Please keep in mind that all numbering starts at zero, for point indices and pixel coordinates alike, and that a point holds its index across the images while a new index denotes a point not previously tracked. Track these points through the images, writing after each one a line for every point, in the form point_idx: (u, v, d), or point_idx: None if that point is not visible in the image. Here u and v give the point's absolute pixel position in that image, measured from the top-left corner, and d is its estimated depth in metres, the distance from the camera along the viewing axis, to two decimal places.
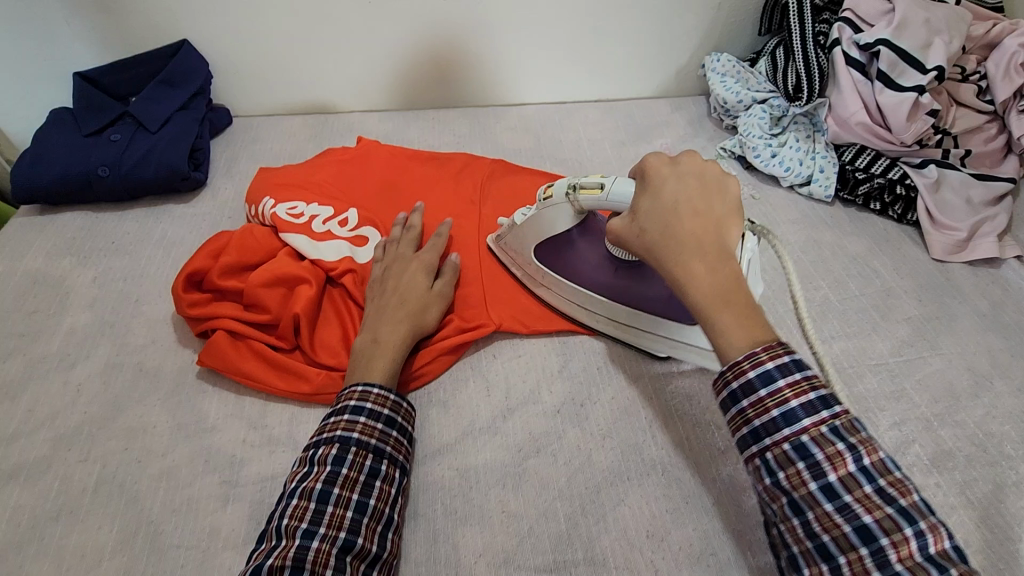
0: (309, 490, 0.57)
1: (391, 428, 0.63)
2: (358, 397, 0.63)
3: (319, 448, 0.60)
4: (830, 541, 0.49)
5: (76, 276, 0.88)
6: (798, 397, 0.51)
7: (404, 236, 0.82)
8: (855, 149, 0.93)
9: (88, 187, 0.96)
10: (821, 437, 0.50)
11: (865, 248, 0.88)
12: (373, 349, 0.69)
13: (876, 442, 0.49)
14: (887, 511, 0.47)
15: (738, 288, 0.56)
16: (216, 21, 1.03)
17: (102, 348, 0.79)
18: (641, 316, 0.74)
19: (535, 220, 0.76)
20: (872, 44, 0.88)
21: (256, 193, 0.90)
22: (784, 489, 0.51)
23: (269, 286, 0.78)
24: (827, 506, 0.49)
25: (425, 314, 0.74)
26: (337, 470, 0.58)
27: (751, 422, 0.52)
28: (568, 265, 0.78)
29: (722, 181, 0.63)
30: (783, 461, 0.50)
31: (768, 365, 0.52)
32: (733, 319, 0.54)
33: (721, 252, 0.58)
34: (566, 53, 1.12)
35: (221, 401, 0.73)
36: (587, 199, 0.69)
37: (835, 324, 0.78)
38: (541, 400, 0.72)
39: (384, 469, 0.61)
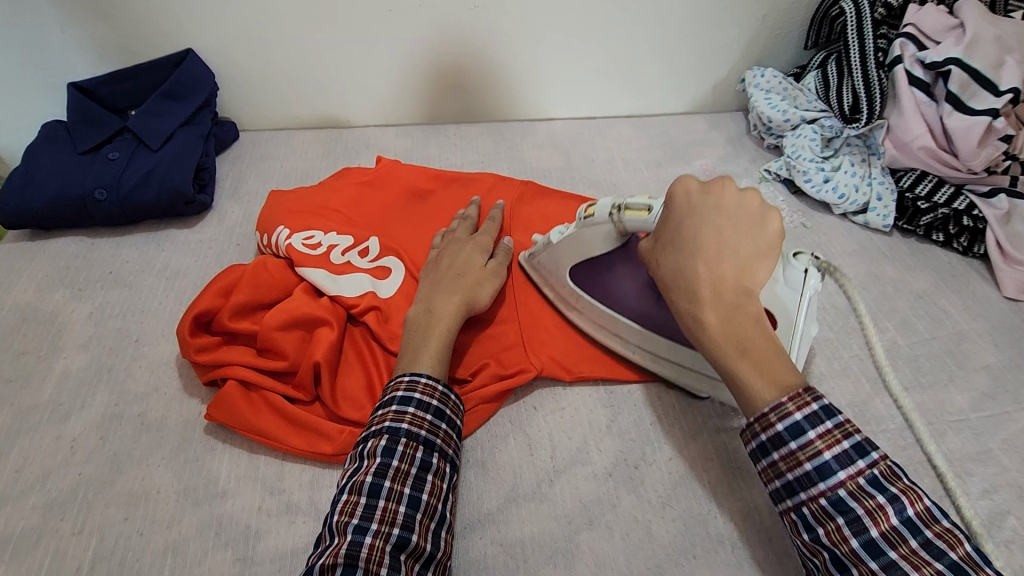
0: (360, 483, 0.54)
1: (441, 420, 0.60)
2: (405, 388, 0.60)
3: (368, 440, 0.57)
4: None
5: (71, 311, 0.80)
6: (831, 449, 0.50)
7: (461, 223, 0.81)
8: (915, 175, 0.87)
9: (83, 210, 0.88)
10: (858, 490, 0.48)
11: (931, 285, 0.81)
12: (427, 319, 0.66)
13: (919, 489, 0.48)
14: (936, 567, 0.45)
15: (760, 335, 0.55)
16: (224, 29, 0.95)
17: (99, 396, 0.71)
18: (680, 349, 0.68)
19: (574, 238, 0.70)
20: (941, 63, 0.82)
21: (268, 221, 0.83)
22: (826, 545, 0.49)
23: (285, 328, 0.70)
24: (871, 564, 0.47)
25: (480, 291, 0.72)
26: (388, 462, 0.55)
27: (784, 475, 0.52)
28: (605, 291, 0.72)
29: (757, 218, 0.60)
30: (822, 516, 0.49)
31: (796, 416, 0.51)
32: (753, 368, 0.53)
33: (740, 296, 0.56)
34: (597, 65, 1.05)
35: (233, 460, 0.65)
36: (633, 221, 0.64)
37: (908, 374, 0.72)
38: (591, 460, 0.65)
39: (435, 462, 0.57)
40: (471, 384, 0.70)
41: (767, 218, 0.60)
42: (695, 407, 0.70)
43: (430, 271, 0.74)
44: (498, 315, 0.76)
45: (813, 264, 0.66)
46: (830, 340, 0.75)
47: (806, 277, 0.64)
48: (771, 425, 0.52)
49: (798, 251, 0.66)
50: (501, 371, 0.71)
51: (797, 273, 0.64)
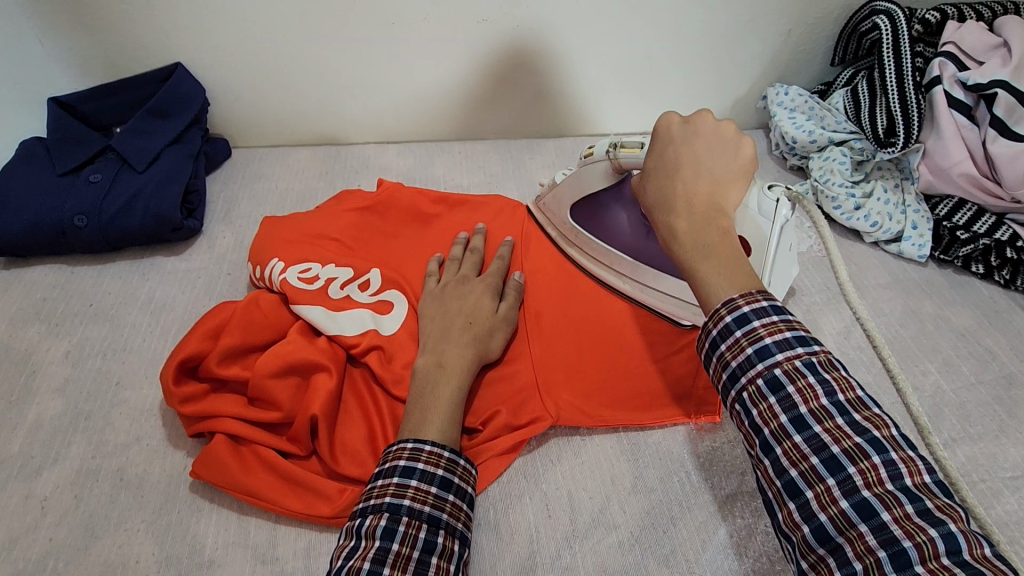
0: (355, 570, 0.48)
1: (447, 492, 0.54)
2: (408, 457, 0.54)
3: (365, 518, 0.51)
4: (798, 476, 0.41)
5: (46, 349, 0.73)
6: (773, 335, 0.44)
7: (467, 257, 0.76)
8: (952, 203, 0.82)
9: (62, 238, 0.82)
10: (794, 371, 0.43)
11: (974, 322, 0.76)
12: (439, 373, 0.62)
13: (853, 378, 0.43)
14: (857, 441, 0.40)
15: (726, 244, 0.50)
16: (216, 41, 0.89)
17: (75, 448, 0.65)
18: (665, 279, 0.71)
19: (575, 176, 0.75)
20: (986, 85, 0.78)
21: (261, 252, 0.76)
22: (757, 428, 0.44)
23: (278, 375, 0.64)
24: (796, 438, 0.42)
25: (491, 341, 0.67)
26: (388, 546, 0.49)
27: (727, 365, 0.45)
28: (602, 227, 0.76)
29: (732, 143, 0.57)
30: (756, 397, 0.44)
31: (743, 308, 0.45)
32: (713, 269, 0.48)
33: (710, 209, 0.53)
34: (612, 80, 0.99)
35: (221, 524, 0.59)
36: (628, 158, 0.67)
37: (955, 423, 0.66)
38: (615, 523, 0.60)
39: (441, 542, 0.51)
40: (482, 435, 0.65)
41: (743, 146, 0.57)
42: (727, 460, 0.64)
43: (435, 310, 0.69)
44: (509, 352, 0.70)
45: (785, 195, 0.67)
46: (869, 384, 0.69)
47: (778, 206, 0.65)
48: (721, 320, 0.46)
49: (773, 184, 0.67)
50: (514, 420, 0.65)
51: (770, 204, 0.65)
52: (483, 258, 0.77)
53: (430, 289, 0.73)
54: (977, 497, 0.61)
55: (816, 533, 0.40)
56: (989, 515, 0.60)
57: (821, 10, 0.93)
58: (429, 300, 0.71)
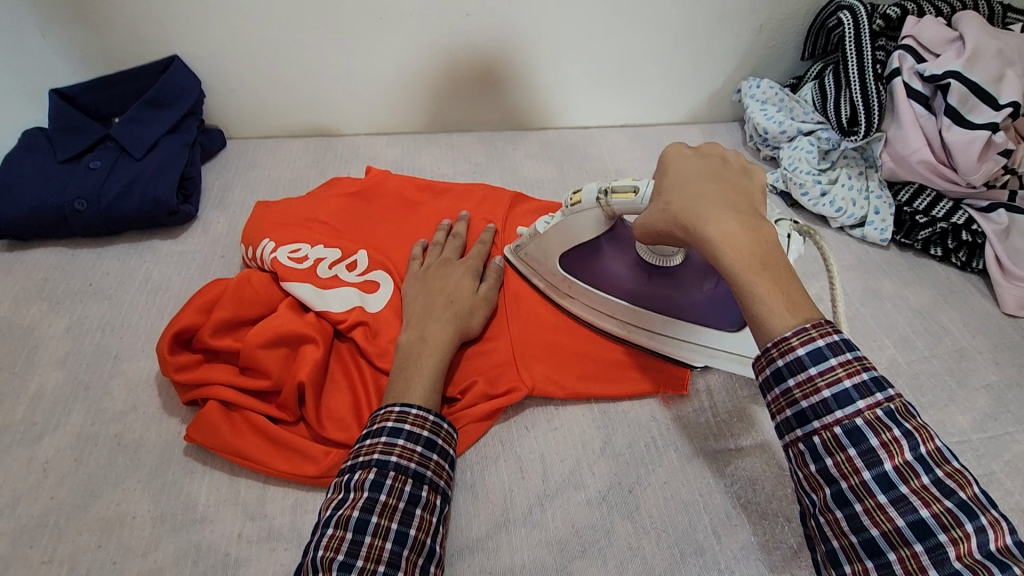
0: (345, 518, 0.52)
1: (431, 452, 0.58)
2: (395, 420, 0.58)
3: (355, 473, 0.56)
4: (880, 536, 0.44)
5: (48, 324, 0.77)
6: (851, 378, 0.47)
7: (449, 242, 0.80)
8: (913, 189, 0.86)
9: (63, 222, 0.86)
10: (876, 422, 0.45)
11: (931, 300, 0.80)
12: (421, 345, 0.66)
13: (932, 430, 0.46)
14: (946, 505, 0.43)
15: (775, 251, 0.51)
16: (211, 34, 0.93)
17: (75, 415, 0.68)
18: (676, 324, 0.71)
19: (564, 224, 0.71)
20: (940, 76, 0.82)
21: (252, 234, 0.80)
22: (833, 477, 0.46)
23: (268, 346, 0.68)
24: (880, 497, 0.44)
25: (471, 318, 0.71)
26: (376, 497, 0.54)
27: (797, 405, 0.48)
28: (598, 274, 0.74)
29: (741, 167, 0.61)
30: (833, 445, 0.46)
31: (819, 343, 0.47)
32: (773, 283, 0.49)
33: (753, 217, 0.54)
34: (591, 74, 1.04)
35: (213, 484, 0.63)
36: (620, 204, 0.64)
37: (908, 393, 0.70)
38: (584, 483, 0.64)
39: (424, 496, 0.56)
40: (461, 403, 0.69)
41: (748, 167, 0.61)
42: (693, 428, 0.68)
43: (418, 290, 0.73)
44: (490, 330, 0.74)
45: (795, 230, 0.63)
46: None
47: (789, 244, 0.62)
48: (791, 351, 0.48)
49: (779, 217, 0.63)
50: (491, 390, 0.69)
51: (781, 242, 0.62)
52: (466, 243, 0.81)
53: (414, 271, 0.76)
54: None
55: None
56: None
57: (791, 7, 0.97)
58: (413, 281, 0.75)
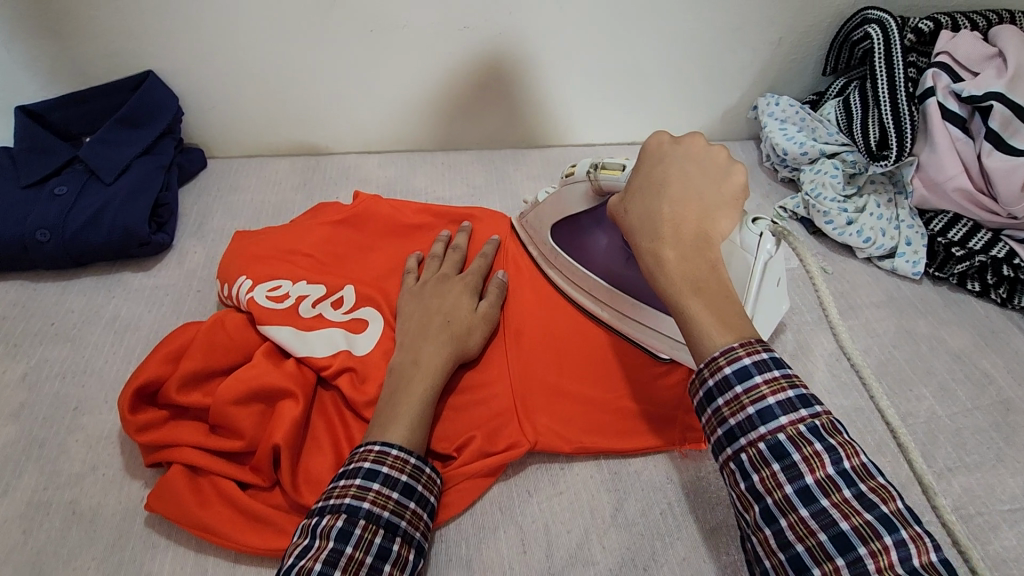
0: (305, 571, 0.46)
1: (408, 499, 0.53)
2: (373, 459, 0.53)
3: (323, 517, 0.50)
4: (805, 552, 0.39)
5: (2, 371, 0.70)
6: (776, 395, 0.42)
7: (448, 255, 0.75)
8: (947, 219, 0.79)
9: (24, 253, 0.79)
10: (798, 437, 0.41)
11: (970, 343, 0.73)
12: (413, 368, 0.61)
13: (857, 444, 0.41)
14: (867, 518, 0.38)
15: (715, 279, 0.48)
16: (187, 49, 0.86)
17: (26, 477, 0.62)
18: (644, 309, 0.66)
19: (556, 196, 0.71)
20: (981, 97, 0.76)
21: (228, 269, 0.73)
22: (759, 494, 0.42)
23: (241, 402, 0.61)
24: (802, 511, 0.40)
25: (469, 340, 0.65)
26: (341, 549, 0.48)
27: (724, 421, 0.43)
28: (580, 248, 0.71)
29: (723, 165, 0.54)
30: (758, 461, 0.42)
31: (745, 360, 0.43)
32: (705, 307, 0.46)
33: (700, 239, 0.50)
34: (597, 90, 0.97)
35: (176, 562, 0.56)
36: (606, 179, 0.64)
37: (951, 451, 0.63)
38: (594, 559, 0.57)
39: (396, 550, 0.50)
40: (456, 461, 0.62)
41: (732, 171, 0.54)
42: (713, 493, 0.61)
43: (413, 308, 0.68)
44: (488, 354, 0.68)
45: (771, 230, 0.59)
46: (862, 409, 0.66)
47: (761, 242, 0.57)
48: (719, 370, 0.44)
49: (757, 217, 0.59)
50: (488, 447, 0.62)
51: (752, 240, 0.57)
52: (466, 256, 0.76)
53: (408, 286, 0.71)
54: (977, 533, 0.58)
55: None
56: (986, 551, 0.57)
57: (813, 18, 0.90)
58: (408, 297, 0.70)
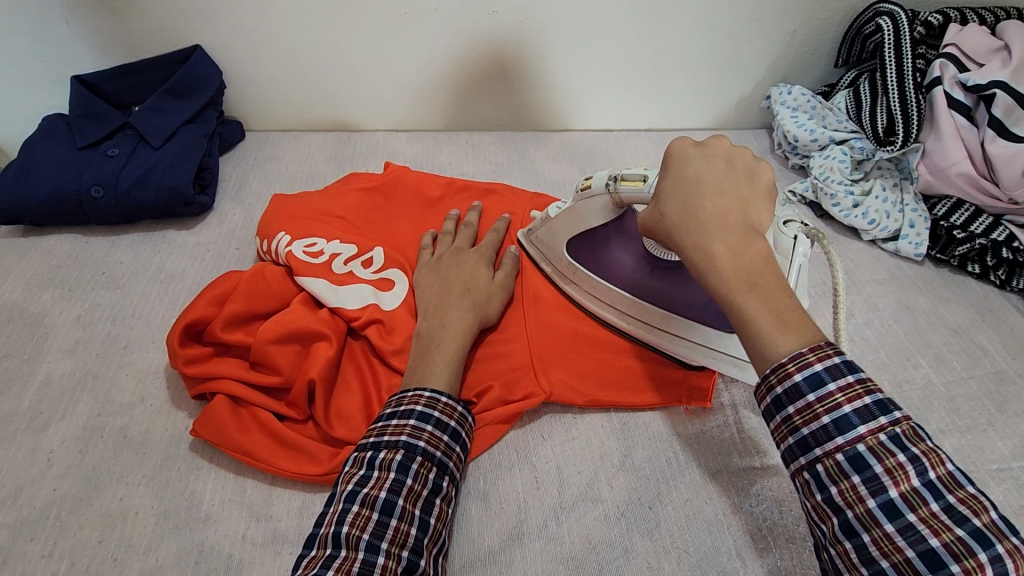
0: (372, 497, 0.51)
1: (455, 443, 0.59)
2: (425, 404, 0.58)
3: (380, 451, 0.54)
4: (891, 568, 0.41)
5: (59, 312, 0.76)
6: (852, 403, 0.44)
7: (460, 231, 0.78)
8: (950, 203, 0.83)
9: (78, 209, 0.85)
10: (879, 448, 0.42)
11: (967, 319, 0.76)
12: (440, 333, 0.65)
13: (942, 453, 0.42)
14: (957, 534, 0.40)
15: (769, 272, 0.49)
16: (232, 26, 0.91)
17: (82, 405, 0.67)
18: (673, 320, 0.67)
19: (571, 212, 0.70)
20: (984, 86, 0.79)
21: (267, 227, 0.78)
22: (839, 507, 0.44)
23: (281, 342, 0.66)
24: (887, 527, 0.41)
25: (488, 305, 0.69)
26: (402, 480, 0.53)
27: (798, 431, 0.45)
28: (603, 265, 0.71)
29: (750, 162, 0.55)
30: (837, 474, 0.43)
31: (816, 367, 0.44)
32: (764, 307, 0.47)
33: (748, 234, 0.50)
34: (618, 77, 1.01)
35: (218, 482, 0.62)
36: (627, 191, 0.62)
37: (943, 415, 0.67)
38: (602, 497, 0.61)
39: (445, 486, 0.56)
40: (476, 406, 0.66)
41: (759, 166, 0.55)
42: (716, 444, 0.65)
43: (433, 280, 0.71)
44: (507, 319, 0.72)
45: (804, 232, 0.61)
46: None
47: (795, 246, 0.60)
48: (788, 377, 0.45)
49: (789, 218, 0.62)
50: (507, 395, 0.67)
51: (785, 243, 0.60)
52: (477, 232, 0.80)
53: (425, 261, 0.75)
54: None
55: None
56: None
57: (826, 12, 0.94)
58: (426, 270, 0.73)
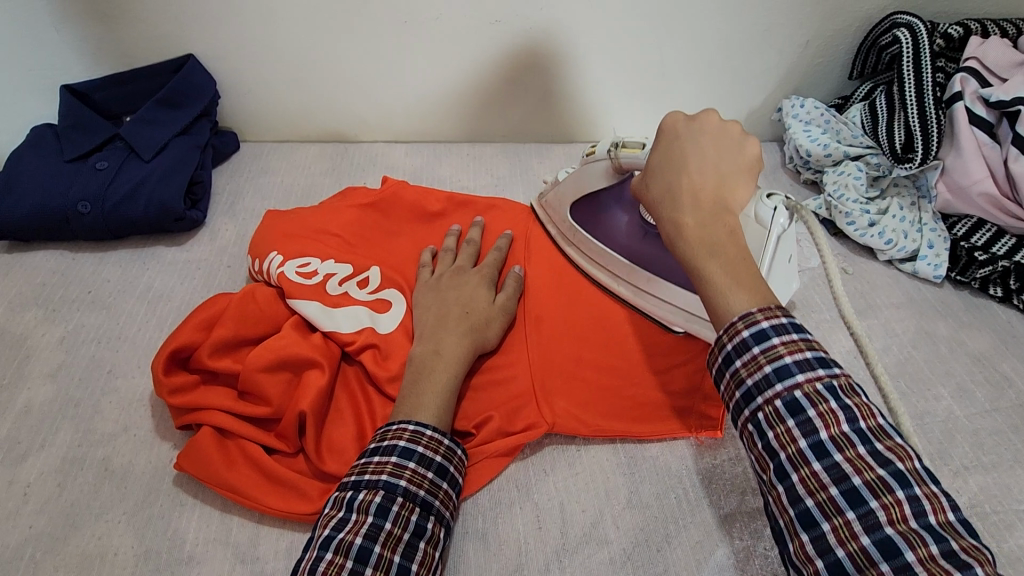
0: (346, 544, 0.48)
1: (441, 479, 0.55)
2: (408, 438, 0.55)
3: (359, 492, 0.52)
4: (815, 507, 0.40)
5: (41, 334, 0.73)
6: (793, 354, 0.43)
7: (461, 249, 0.75)
8: (970, 223, 0.80)
9: (65, 224, 0.82)
10: (815, 394, 0.41)
11: (990, 346, 0.73)
12: (434, 360, 0.61)
13: (874, 405, 0.41)
14: (879, 473, 0.39)
15: (733, 242, 0.48)
16: (227, 36, 0.88)
17: (62, 434, 0.64)
18: (661, 284, 0.68)
19: (578, 175, 0.73)
20: (1008, 102, 0.77)
21: (260, 245, 0.75)
22: (773, 452, 0.42)
23: (270, 370, 0.63)
24: (815, 465, 0.40)
25: (488, 330, 0.66)
26: (380, 524, 0.50)
27: (742, 382, 0.44)
28: (601, 227, 0.73)
29: (739, 136, 0.55)
30: (773, 418, 0.42)
31: (763, 323, 0.43)
32: (722, 270, 0.47)
33: (718, 207, 0.51)
34: (624, 87, 0.98)
35: (202, 519, 0.59)
36: (627, 158, 0.66)
37: (967, 451, 0.63)
38: (607, 538, 0.58)
39: (430, 528, 0.53)
40: (475, 438, 0.63)
41: (747, 146, 0.54)
42: (727, 481, 0.62)
43: (432, 299, 0.68)
44: (508, 341, 0.69)
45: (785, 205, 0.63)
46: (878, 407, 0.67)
47: (774, 215, 0.61)
48: (737, 334, 0.44)
49: (771, 192, 0.63)
50: (507, 427, 0.64)
51: (766, 212, 0.61)
52: (480, 250, 0.76)
53: (425, 280, 0.72)
54: (992, 531, 0.58)
55: (831, 569, 0.38)
56: (1000, 548, 0.57)
57: (841, 22, 0.91)
58: (425, 291, 0.70)
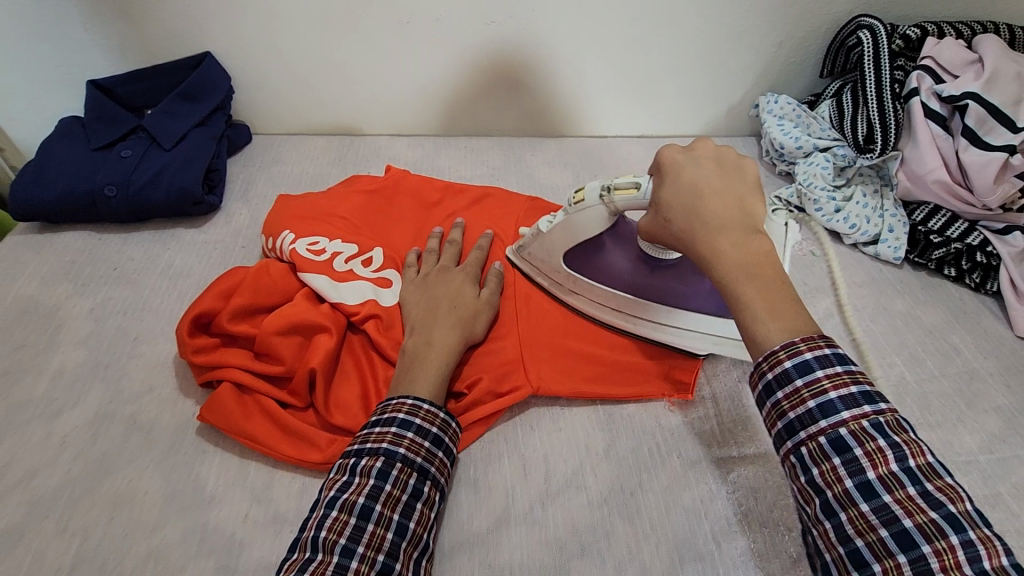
0: (350, 503, 0.54)
1: (437, 448, 0.60)
2: (407, 411, 0.60)
3: (362, 458, 0.57)
4: (865, 547, 0.41)
5: (72, 306, 0.80)
6: (837, 389, 0.45)
7: (445, 250, 0.80)
8: (928, 209, 0.86)
9: (92, 208, 0.89)
10: (860, 432, 0.43)
11: (942, 320, 0.80)
12: (424, 351, 0.66)
13: (924, 444, 0.43)
14: (931, 516, 0.40)
15: (767, 263, 0.51)
16: (241, 34, 0.95)
17: (94, 392, 0.71)
18: (677, 314, 0.71)
19: (566, 224, 0.72)
20: (958, 96, 0.82)
21: (273, 225, 0.82)
22: (819, 488, 0.44)
23: (283, 333, 0.70)
24: (862, 506, 0.42)
25: (475, 324, 0.71)
26: (381, 486, 0.55)
27: (785, 415, 0.46)
28: (599, 271, 0.74)
29: (736, 158, 0.58)
30: (818, 455, 0.44)
31: (806, 355, 0.46)
32: (760, 296, 0.49)
33: (747, 228, 0.53)
34: (611, 86, 1.05)
35: (222, 466, 0.65)
36: (623, 200, 0.64)
37: (914, 411, 0.70)
38: (586, 484, 0.65)
39: (427, 491, 0.58)
40: (466, 399, 0.69)
41: (743, 168, 0.58)
42: (698, 436, 0.69)
43: (418, 297, 0.73)
44: (500, 319, 0.75)
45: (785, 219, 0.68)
46: None
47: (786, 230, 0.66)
48: (780, 364, 0.46)
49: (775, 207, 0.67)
50: (496, 388, 0.70)
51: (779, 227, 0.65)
52: (462, 250, 0.81)
53: (410, 279, 0.76)
54: None
55: None
56: None
57: (812, 25, 0.98)
58: (413, 288, 0.74)
